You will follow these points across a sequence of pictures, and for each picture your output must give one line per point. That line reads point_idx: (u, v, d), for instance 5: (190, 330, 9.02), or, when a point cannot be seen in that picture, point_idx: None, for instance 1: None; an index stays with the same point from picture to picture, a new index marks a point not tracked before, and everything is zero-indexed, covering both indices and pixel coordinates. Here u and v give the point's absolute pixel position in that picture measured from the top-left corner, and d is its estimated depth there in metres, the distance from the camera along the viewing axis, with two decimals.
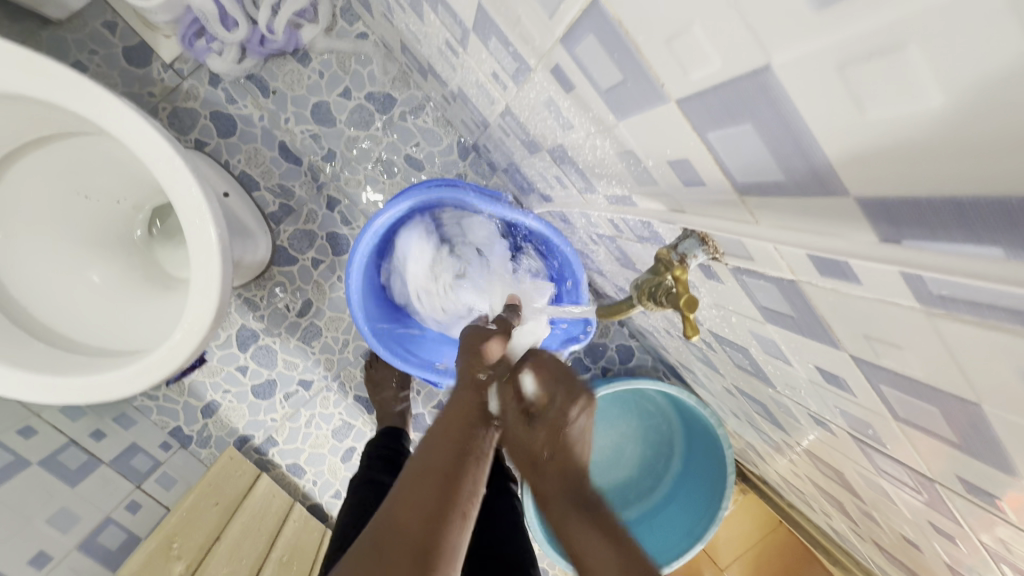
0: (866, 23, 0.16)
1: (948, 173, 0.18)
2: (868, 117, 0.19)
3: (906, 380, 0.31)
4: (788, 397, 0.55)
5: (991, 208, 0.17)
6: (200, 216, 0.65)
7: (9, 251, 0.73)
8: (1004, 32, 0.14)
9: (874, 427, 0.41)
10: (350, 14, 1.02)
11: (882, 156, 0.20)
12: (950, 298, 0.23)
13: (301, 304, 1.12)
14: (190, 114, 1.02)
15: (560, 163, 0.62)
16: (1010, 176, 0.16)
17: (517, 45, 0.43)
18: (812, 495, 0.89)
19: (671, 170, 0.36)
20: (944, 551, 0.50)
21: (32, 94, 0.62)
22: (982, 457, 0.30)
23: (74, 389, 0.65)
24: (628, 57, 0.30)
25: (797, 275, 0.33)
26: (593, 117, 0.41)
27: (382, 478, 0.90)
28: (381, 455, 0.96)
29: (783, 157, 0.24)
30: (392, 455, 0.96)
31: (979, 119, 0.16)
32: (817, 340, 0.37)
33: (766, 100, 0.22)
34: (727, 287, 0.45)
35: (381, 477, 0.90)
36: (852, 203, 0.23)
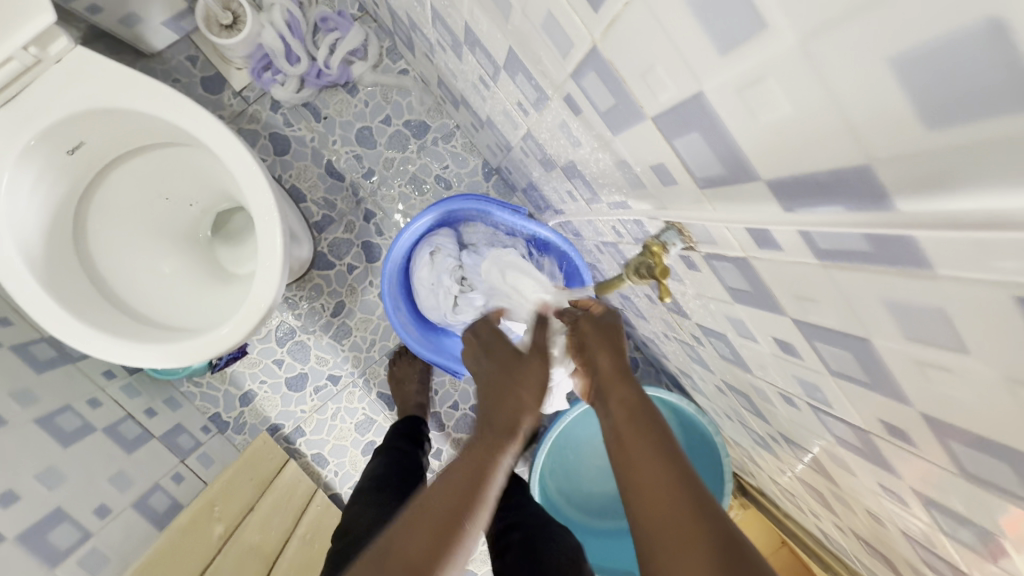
0: (744, 65, 0.27)
1: (804, 158, 0.28)
2: (758, 122, 0.30)
3: (827, 330, 0.41)
4: (763, 379, 0.63)
5: (831, 179, 0.28)
6: (268, 213, 0.78)
7: (104, 241, 0.86)
8: (804, 72, 0.24)
9: (822, 389, 0.50)
10: (394, 53, 1.18)
11: (771, 149, 0.30)
12: (829, 250, 0.32)
13: (335, 304, 1.24)
14: (252, 134, 1.17)
15: (571, 177, 0.73)
16: (834, 157, 0.27)
17: (538, 79, 0.55)
18: (801, 495, 0.94)
19: (653, 173, 0.47)
20: (897, 514, 0.57)
21: (141, 110, 0.75)
22: (886, 391, 0.39)
23: (154, 355, 0.76)
24: (617, 85, 0.41)
25: (746, 252, 0.43)
26: (596, 134, 0.53)
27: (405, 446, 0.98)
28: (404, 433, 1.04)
29: (721, 154, 0.35)
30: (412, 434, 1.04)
31: (810, 122, 0.26)
32: (770, 309, 0.47)
33: (705, 115, 0.33)
34: (704, 274, 0.55)
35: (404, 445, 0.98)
36: (764, 184, 0.33)
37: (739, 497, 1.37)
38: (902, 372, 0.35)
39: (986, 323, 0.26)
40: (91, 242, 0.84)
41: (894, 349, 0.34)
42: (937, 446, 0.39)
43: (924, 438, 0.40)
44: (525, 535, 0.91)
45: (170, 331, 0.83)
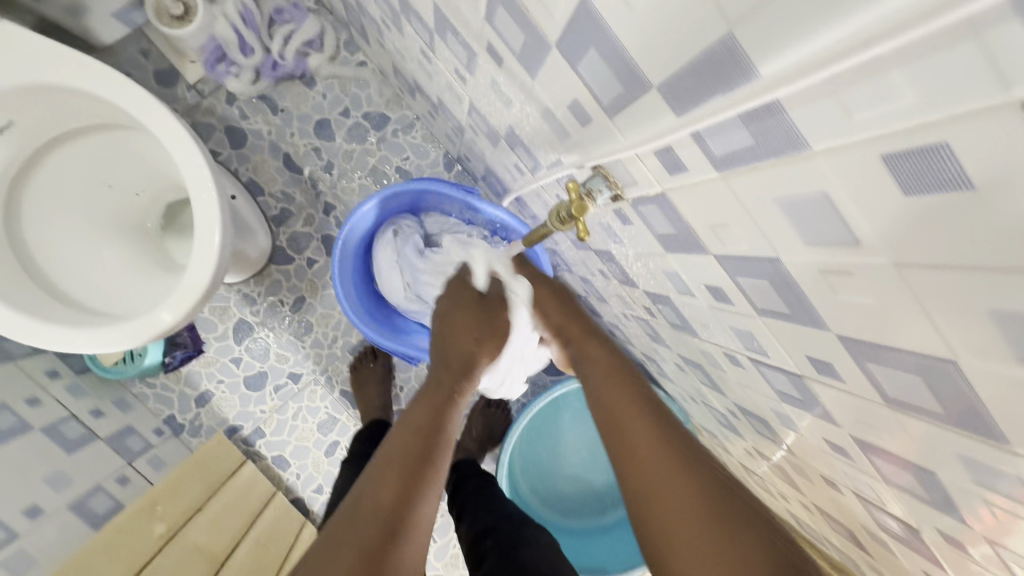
0: None
1: (680, 45, 0.27)
2: (635, 14, 0.29)
3: (743, 260, 0.39)
4: (708, 341, 0.62)
5: (706, 64, 0.27)
6: (207, 191, 0.76)
7: (38, 226, 0.83)
8: None
9: (756, 337, 0.49)
10: (352, 46, 1.18)
11: (652, 43, 0.29)
12: (724, 155, 0.31)
13: (295, 300, 1.21)
14: (207, 128, 1.16)
15: (514, 148, 0.72)
16: (703, 34, 0.25)
17: (463, 33, 0.55)
18: (767, 476, 0.92)
19: (571, 114, 0.46)
20: (847, 472, 0.55)
21: (73, 87, 0.73)
22: (806, 319, 0.38)
23: (85, 339, 0.73)
24: (521, 13, 0.40)
25: (662, 184, 0.41)
26: (520, 85, 0.52)
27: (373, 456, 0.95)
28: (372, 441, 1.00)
29: (616, 68, 0.34)
30: None
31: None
32: (695, 251, 0.46)
33: (593, 22, 0.33)
34: (636, 226, 0.54)
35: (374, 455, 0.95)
36: (655, 92, 0.32)
37: None
38: (812, 289, 0.34)
39: (863, 197, 0.24)
40: (24, 227, 0.82)
41: (800, 262, 0.33)
42: (858, 373, 0.37)
43: (848, 368, 0.38)
44: (497, 542, 0.84)
45: (99, 317, 0.79)
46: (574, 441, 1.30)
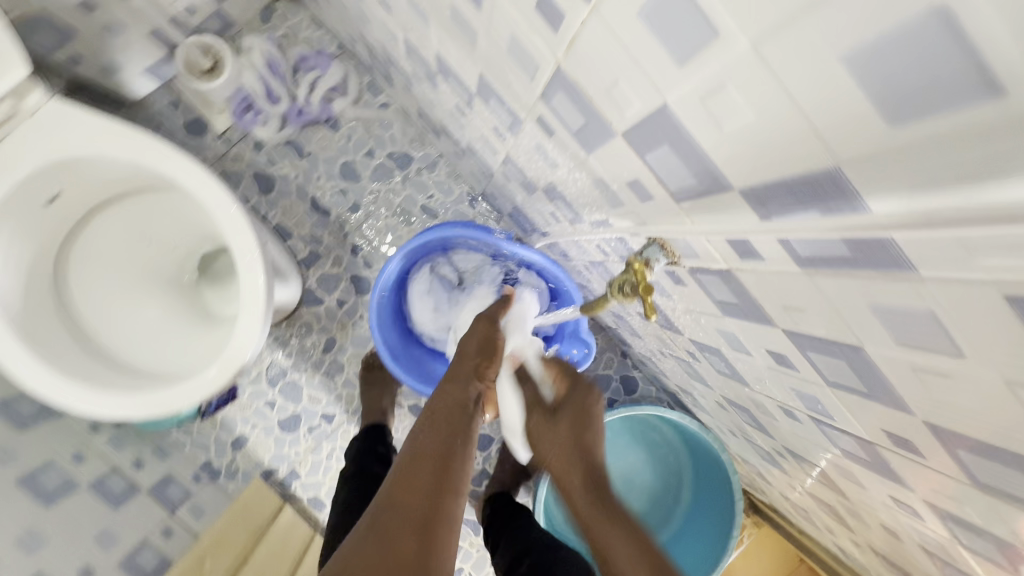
0: (701, 76, 0.27)
1: (774, 165, 0.28)
2: (724, 131, 0.29)
3: (819, 340, 0.39)
4: (762, 393, 0.61)
5: (804, 186, 0.27)
6: (250, 252, 0.77)
7: (84, 289, 0.85)
8: (760, 80, 0.24)
9: (821, 401, 0.48)
10: (374, 88, 1.19)
11: (739, 155, 0.29)
12: (811, 257, 0.31)
13: (326, 340, 1.22)
14: (236, 175, 1.17)
15: (553, 199, 0.73)
16: (805, 162, 0.25)
17: (510, 103, 0.55)
18: (813, 510, 0.91)
19: (630, 189, 0.46)
20: (913, 527, 0.54)
21: (116, 156, 0.75)
22: (886, 401, 0.38)
23: (136, 404, 0.74)
24: (585, 102, 0.40)
25: (729, 264, 0.41)
26: (571, 154, 0.52)
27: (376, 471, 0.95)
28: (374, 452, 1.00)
29: (691, 165, 0.35)
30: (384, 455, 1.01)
31: (775, 129, 0.25)
32: (759, 321, 0.46)
33: (671, 127, 0.33)
34: (691, 288, 0.54)
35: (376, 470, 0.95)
36: (737, 194, 0.32)
37: (751, 516, 1.32)
38: (898, 379, 0.34)
39: (976, 322, 0.24)
40: (70, 291, 0.83)
41: (890, 357, 0.33)
42: (944, 455, 0.37)
43: (932, 448, 0.38)
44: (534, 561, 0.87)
45: (143, 377, 0.80)
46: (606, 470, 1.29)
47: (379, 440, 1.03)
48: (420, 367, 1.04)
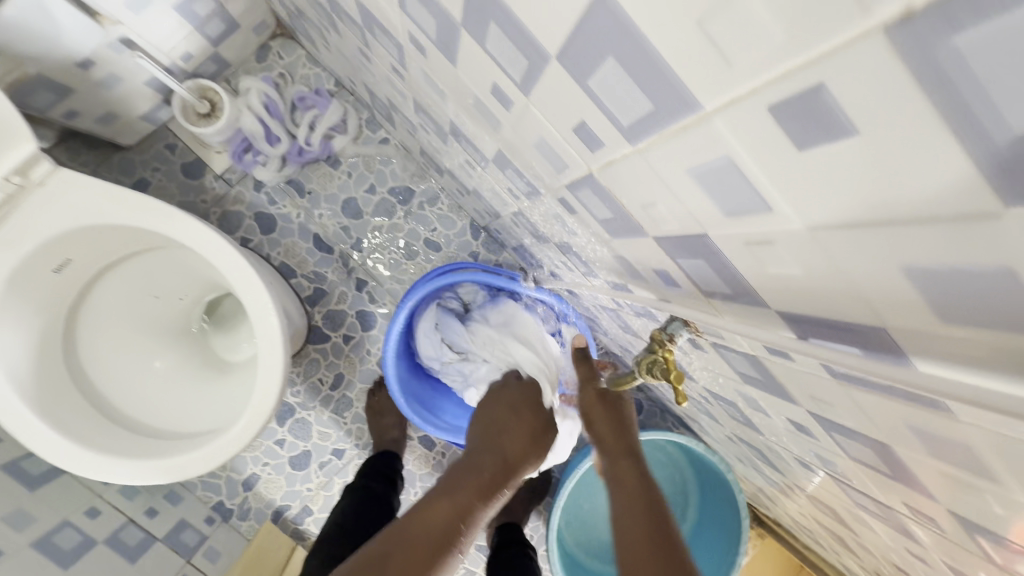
0: (749, 230, 0.28)
1: (817, 307, 0.29)
2: (768, 270, 0.30)
3: (844, 428, 0.41)
4: (778, 444, 0.64)
5: (848, 329, 0.28)
6: (265, 312, 0.77)
7: (94, 350, 0.84)
8: (814, 251, 0.25)
9: (841, 467, 0.51)
10: (374, 124, 1.19)
11: (782, 290, 0.31)
12: (847, 375, 0.33)
13: (333, 377, 1.22)
14: (237, 216, 1.17)
15: (566, 253, 0.74)
16: (851, 315, 0.27)
17: (530, 178, 0.56)
18: (820, 533, 0.94)
19: (656, 274, 0.48)
20: (926, 573, 0.57)
21: (125, 222, 0.74)
22: (909, 485, 0.40)
23: (157, 469, 0.74)
24: (616, 204, 0.42)
25: (757, 353, 0.43)
26: (594, 232, 0.53)
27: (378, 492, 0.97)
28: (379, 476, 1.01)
29: (728, 280, 0.36)
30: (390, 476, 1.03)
31: (823, 285, 0.27)
32: (782, 397, 0.48)
33: (710, 250, 0.34)
34: (711, 355, 0.55)
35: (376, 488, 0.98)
36: (774, 313, 0.34)
37: (756, 527, 1.37)
38: (923, 476, 0.36)
39: (1008, 463, 0.27)
40: (81, 353, 0.83)
41: (917, 459, 0.35)
42: (964, 536, 0.39)
43: (952, 528, 0.40)
44: None
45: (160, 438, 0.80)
46: None
47: (387, 466, 1.04)
48: (430, 405, 1.05)
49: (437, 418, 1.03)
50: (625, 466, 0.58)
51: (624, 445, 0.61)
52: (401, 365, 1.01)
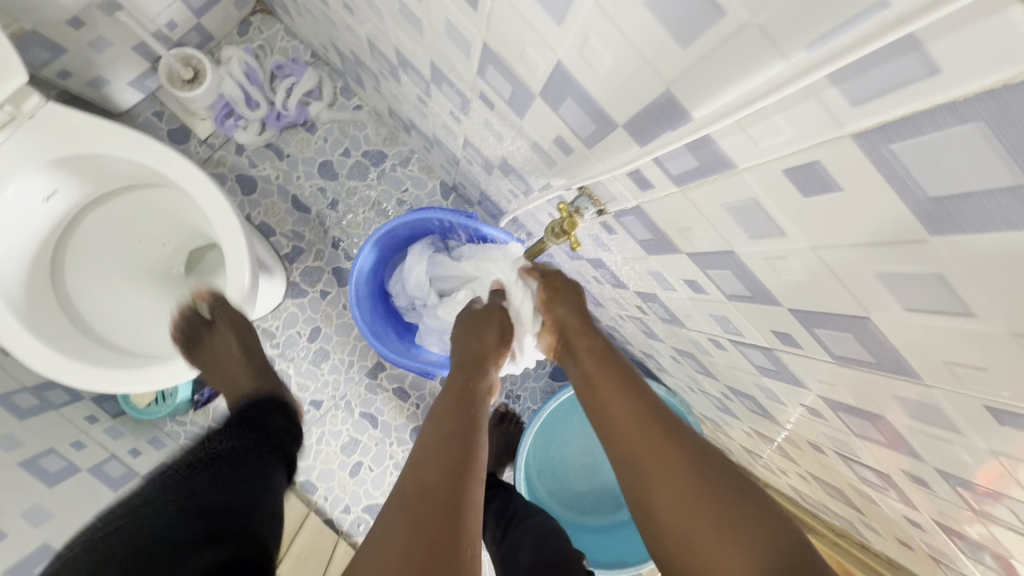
0: (572, 32, 0.35)
1: (632, 96, 0.36)
2: (598, 75, 0.37)
3: (709, 255, 0.47)
4: (695, 330, 0.70)
5: (654, 110, 0.35)
6: (235, 236, 0.84)
7: (82, 283, 0.92)
8: (605, 29, 0.32)
9: (732, 321, 0.57)
10: (348, 92, 1.28)
11: (613, 95, 0.38)
12: (680, 173, 0.40)
13: (311, 331, 1.28)
14: (219, 178, 1.24)
15: (507, 175, 0.81)
16: (648, 89, 0.34)
17: (457, 84, 0.64)
18: (768, 455, 0.99)
19: (557, 147, 0.55)
20: (827, 434, 0.62)
21: (108, 153, 0.82)
22: (763, 299, 0.46)
23: (130, 381, 0.81)
24: (509, 72, 0.49)
25: (636, 198, 0.50)
26: (510, 124, 0.60)
27: None
28: None
29: (589, 111, 0.43)
30: None
31: (624, 66, 0.34)
32: (670, 251, 0.54)
33: (567, 79, 0.41)
34: (620, 235, 0.62)
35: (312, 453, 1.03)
36: (621, 129, 0.41)
37: None
38: (762, 273, 0.42)
39: (777, 198, 0.33)
40: (69, 285, 0.90)
41: (752, 253, 0.41)
42: (808, 337, 0.45)
43: (802, 335, 0.46)
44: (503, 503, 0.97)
45: (132, 356, 0.87)
46: (584, 442, 1.35)
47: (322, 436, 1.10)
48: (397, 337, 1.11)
49: (399, 347, 1.09)
50: (592, 339, 0.66)
51: (583, 324, 0.69)
52: (369, 297, 1.08)
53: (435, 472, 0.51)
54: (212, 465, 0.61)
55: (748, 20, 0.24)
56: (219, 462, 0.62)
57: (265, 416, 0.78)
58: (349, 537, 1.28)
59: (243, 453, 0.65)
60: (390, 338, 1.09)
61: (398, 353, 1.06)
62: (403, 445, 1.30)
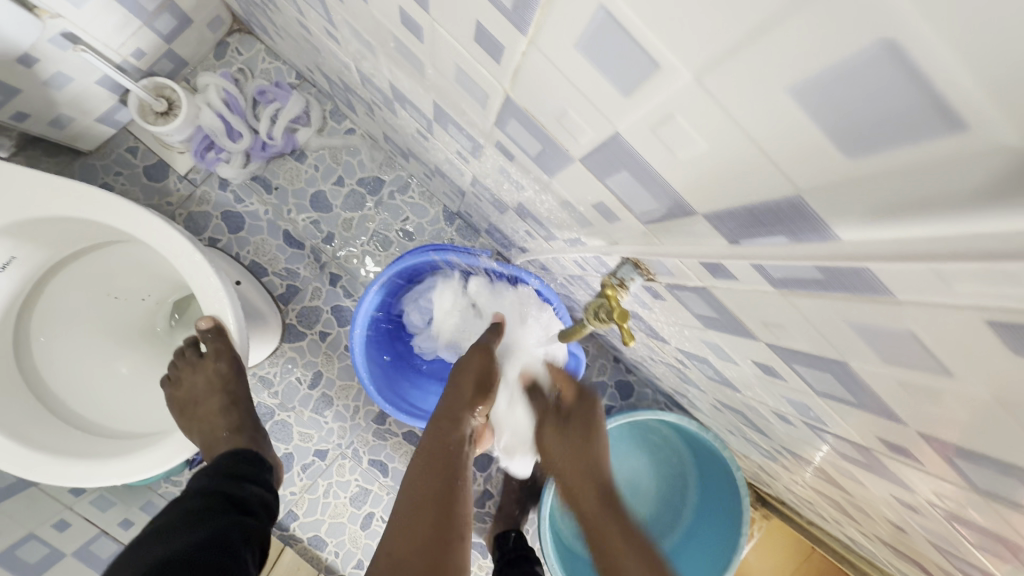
0: (647, 105, 0.25)
1: (732, 193, 0.26)
2: (679, 159, 0.27)
3: (804, 354, 0.37)
4: (755, 399, 0.60)
5: (767, 212, 0.25)
6: (218, 299, 0.74)
7: (51, 352, 0.82)
8: (707, 110, 0.22)
9: (814, 409, 0.47)
10: (338, 114, 1.17)
11: (699, 183, 0.28)
12: (786, 276, 0.30)
13: (312, 376, 1.19)
14: (203, 216, 1.14)
15: (525, 218, 0.71)
16: (765, 190, 0.24)
17: (467, 130, 0.54)
18: (820, 504, 0.89)
19: (596, 211, 0.45)
20: (926, 526, 0.52)
21: (69, 213, 0.73)
22: (878, 411, 0.36)
23: (112, 470, 0.73)
24: (539, 131, 0.39)
25: (704, 281, 0.40)
26: (534, 178, 0.50)
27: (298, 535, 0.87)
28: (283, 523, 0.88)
29: (652, 190, 0.33)
30: None
31: (726, 157, 0.24)
32: (740, 335, 0.44)
33: (626, 152, 0.31)
34: (670, 302, 0.52)
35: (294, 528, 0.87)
36: (701, 219, 0.31)
37: (759, 509, 1.25)
38: (890, 393, 0.32)
39: (958, 344, 0.23)
40: (36, 356, 0.81)
41: (879, 371, 0.31)
42: (937, 460, 0.36)
43: (927, 454, 0.36)
44: None
45: (114, 439, 0.79)
46: (610, 478, 1.19)
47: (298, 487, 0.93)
48: (387, 379, 1.00)
49: (385, 391, 0.98)
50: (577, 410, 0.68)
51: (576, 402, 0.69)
52: (372, 327, 0.97)
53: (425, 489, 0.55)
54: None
55: (1015, 144, 0.14)
56: (200, 573, 0.54)
57: (232, 487, 0.68)
58: None
59: (223, 552, 0.58)
60: (378, 379, 0.97)
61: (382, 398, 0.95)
62: None
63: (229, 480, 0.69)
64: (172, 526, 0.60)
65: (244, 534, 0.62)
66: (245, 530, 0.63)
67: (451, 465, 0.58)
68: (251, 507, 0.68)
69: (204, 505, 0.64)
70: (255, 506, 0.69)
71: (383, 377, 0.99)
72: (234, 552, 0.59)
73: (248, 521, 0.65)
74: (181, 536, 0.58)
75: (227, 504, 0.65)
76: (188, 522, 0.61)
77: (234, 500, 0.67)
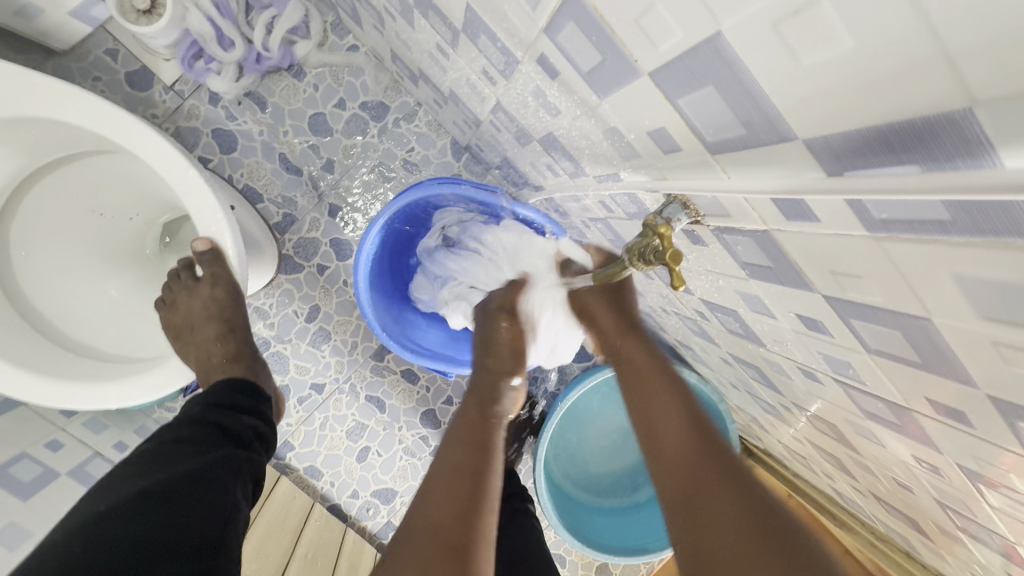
0: None
1: (867, 109, 0.22)
2: (802, 63, 0.23)
3: (870, 309, 0.35)
4: (778, 353, 0.58)
5: (908, 132, 0.22)
6: (216, 221, 0.69)
7: (33, 269, 0.77)
8: None
9: (855, 367, 0.45)
10: (341, 28, 1.07)
11: (819, 97, 0.24)
12: (890, 220, 0.26)
13: (309, 309, 1.15)
14: (193, 133, 1.06)
15: (550, 151, 0.65)
16: (920, 101, 0.20)
17: (504, 40, 0.47)
18: (814, 459, 0.90)
19: (651, 140, 0.40)
20: (940, 486, 0.52)
21: (49, 115, 0.66)
22: (942, 372, 0.34)
23: (103, 392, 0.70)
24: (603, 38, 0.34)
25: (769, 225, 0.36)
26: (578, 100, 0.45)
27: (269, 433, 0.71)
28: (257, 429, 0.69)
29: (741, 111, 0.28)
30: (256, 422, 0.70)
31: (880, 55, 0.20)
32: (794, 286, 0.41)
33: (722, 61, 0.26)
34: (712, 249, 0.49)
35: (269, 431, 0.71)
36: (802, 146, 0.27)
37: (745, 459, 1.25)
38: (972, 354, 0.30)
39: None
40: (17, 273, 0.76)
41: (967, 329, 0.28)
42: (998, 425, 0.34)
43: (989, 421, 0.35)
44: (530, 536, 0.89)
45: (106, 362, 0.76)
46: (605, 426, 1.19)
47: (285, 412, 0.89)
48: (383, 293, 0.95)
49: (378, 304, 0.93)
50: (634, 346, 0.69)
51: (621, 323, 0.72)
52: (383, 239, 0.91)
53: (436, 508, 0.52)
54: (173, 514, 0.51)
55: None
56: (184, 507, 0.52)
57: (224, 418, 0.66)
58: (358, 521, 1.22)
59: (208, 487, 0.56)
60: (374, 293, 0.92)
61: (372, 308, 0.91)
62: (413, 430, 1.22)
63: (222, 410, 0.67)
64: (158, 456, 0.58)
65: (232, 466, 0.60)
66: (236, 462, 0.61)
67: (471, 472, 0.56)
68: (245, 439, 0.66)
69: (192, 435, 0.62)
70: (250, 438, 0.67)
71: (379, 291, 0.94)
72: (221, 487, 0.57)
73: (240, 453, 0.63)
74: (166, 467, 0.56)
75: (218, 435, 0.63)
76: (175, 454, 0.58)
77: (226, 431, 0.65)
